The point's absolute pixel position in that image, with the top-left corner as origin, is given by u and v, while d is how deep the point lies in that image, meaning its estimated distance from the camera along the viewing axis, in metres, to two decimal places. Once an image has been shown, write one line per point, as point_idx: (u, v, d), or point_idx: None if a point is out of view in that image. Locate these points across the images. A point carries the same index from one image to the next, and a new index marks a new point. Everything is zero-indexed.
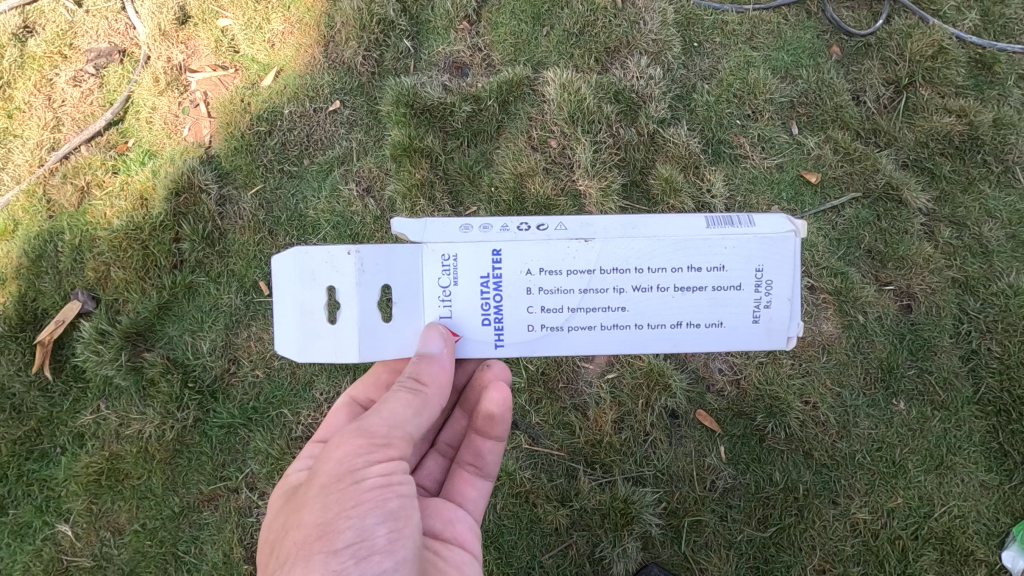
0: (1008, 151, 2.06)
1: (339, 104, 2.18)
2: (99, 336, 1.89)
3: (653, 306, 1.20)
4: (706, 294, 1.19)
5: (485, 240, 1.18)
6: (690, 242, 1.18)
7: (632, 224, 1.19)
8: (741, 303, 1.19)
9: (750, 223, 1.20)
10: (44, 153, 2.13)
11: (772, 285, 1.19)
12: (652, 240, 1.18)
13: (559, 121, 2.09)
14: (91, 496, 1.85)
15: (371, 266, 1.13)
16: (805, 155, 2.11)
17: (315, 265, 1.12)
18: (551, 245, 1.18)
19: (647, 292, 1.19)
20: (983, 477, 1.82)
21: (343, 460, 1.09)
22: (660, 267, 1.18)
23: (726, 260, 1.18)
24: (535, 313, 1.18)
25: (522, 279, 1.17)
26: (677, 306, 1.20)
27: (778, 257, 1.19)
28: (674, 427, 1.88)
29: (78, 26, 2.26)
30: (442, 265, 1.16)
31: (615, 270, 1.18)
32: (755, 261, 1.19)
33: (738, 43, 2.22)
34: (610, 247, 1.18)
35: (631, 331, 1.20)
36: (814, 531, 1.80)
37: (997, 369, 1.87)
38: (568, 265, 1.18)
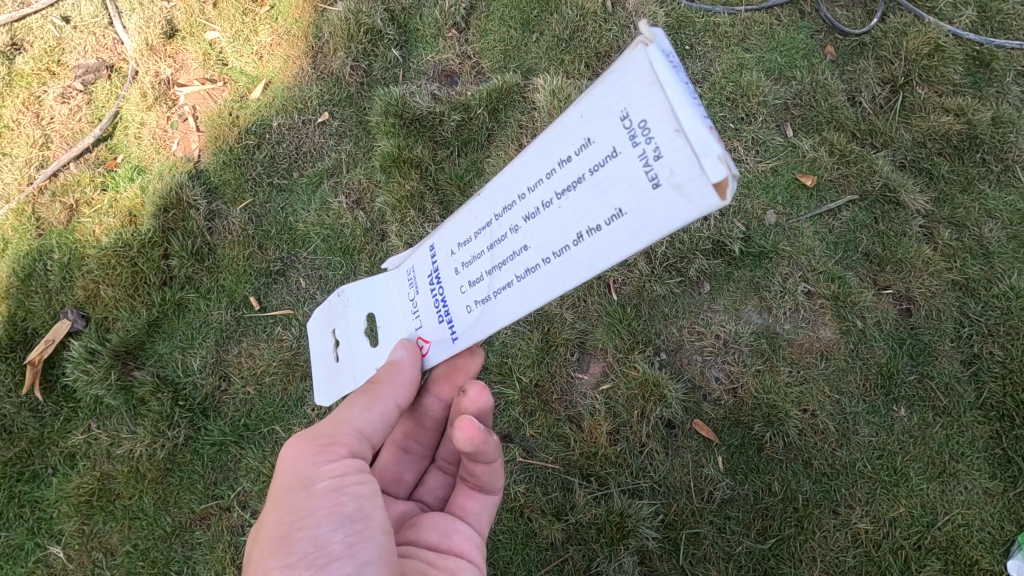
0: (1008, 150, 2.02)
1: (328, 115, 2.17)
2: (89, 354, 1.88)
3: (543, 230, 0.86)
4: (584, 186, 0.79)
5: (427, 241, 1.15)
6: (548, 135, 0.86)
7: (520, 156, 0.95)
8: (626, 171, 0.73)
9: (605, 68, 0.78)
10: (32, 171, 2.12)
11: (654, 126, 0.69)
12: (521, 160, 0.90)
13: (550, 128, 2.07)
14: (83, 517, 1.84)
15: (357, 300, 1.27)
16: (800, 158, 2.08)
17: (325, 319, 1.33)
18: (461, 217, 1.05)
19: (537, 217, 0.87)
20: (987, 484, 1.78)
21: (293, 469, 1.08)
22: (535, 181, 0.87)
23: (586, 129, 0.78)
24: (467, 290, 1.01)
25: (449, 262, 1.06)
26: (567, 218, 0.82)
27: (634, 81, 0.71)
28: (670, 438, 1.86)
29: (67, 42, 2.26)
30: (406, 279, 1.17)
31: (506, 209, 0.93)
32: (612, 106, 0.74)
33: (730, 45, 2.19)
34: (497, 191, 0.96)
35: (539, 272, 0.87)
36: (815, 542, 1.77)
37: (999, 373, 1.84)
38: (474, 227, 1.01)
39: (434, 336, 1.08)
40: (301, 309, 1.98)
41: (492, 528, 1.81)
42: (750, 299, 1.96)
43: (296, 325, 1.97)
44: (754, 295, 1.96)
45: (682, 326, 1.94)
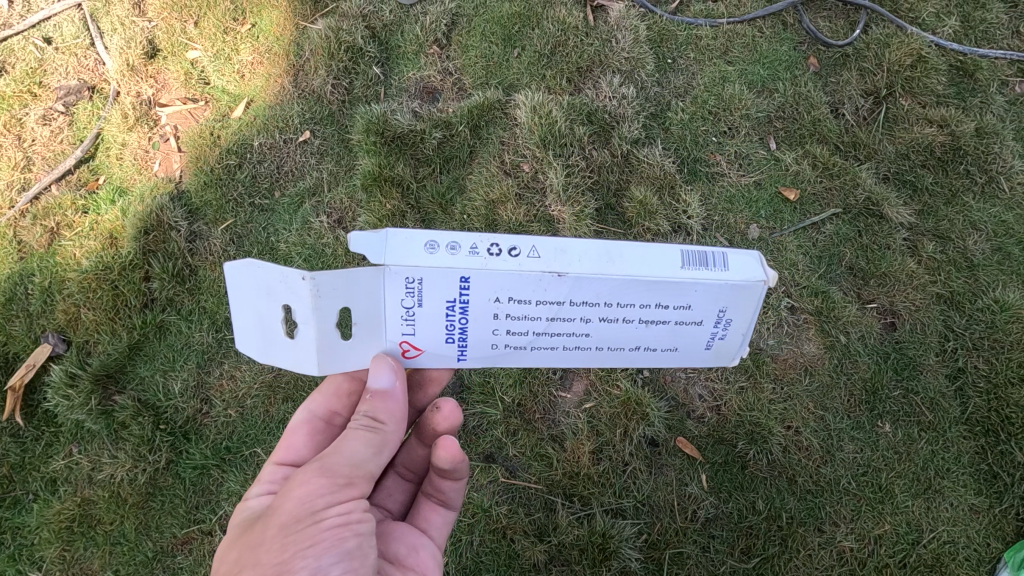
0: (992, 161, 2.00)
1: (309, 134, 2.16)
2: (69, 379, 1.89)
3: (617, 335, 1.18)
4: (671, 328, 1.17)
5: (454, 264, 1.09)
6: (662, 282, 1.12)
7: (607, 256, 1.12)
8: (697, 335, 1.19)
9: (726, 267, 1.14)
10: (13, 195, 2.11)
11: (730, 329, 1.19)
12: (626, 278, 1.11)
13: (531, 145, 2.06)
14: (64, 543, 1.85)
15: (331, 291, 1.10)
16: (782, 171, 2.07)
17: (271, 282, 1.12)
18: (522, 275, 1.10)
19: (612, 323, 1.16)
20: (973, 500, 1.77)
21: (304, 500, 1.05)
22: (629, 302, 1.14)
23: (693, 301, 1.14)
24: (500, 335, 1.15)
25: (489, 306, 1.12)
26: (639, 335, 1.18)
27: (743, 301, 1.16)
28: (654, 456, 1.85)
29: (48, 63, 2.25)
30: (405, 286, 1.10)
31: (585, 302, 1.13)
32: (720, 303, 1.15)
33: (712, 58, 2.18)
34: (583, 281, 1.11)
35: (592, 351, 1.20)
36: (799, 561, 1.76)
37: (985, 388, 1.82)
38: (537, 296, 1.12)
39: (433, 349, 1.16)
40: None
41: (475, 550, 1.81)
42: None
43: None
44: None
45: None
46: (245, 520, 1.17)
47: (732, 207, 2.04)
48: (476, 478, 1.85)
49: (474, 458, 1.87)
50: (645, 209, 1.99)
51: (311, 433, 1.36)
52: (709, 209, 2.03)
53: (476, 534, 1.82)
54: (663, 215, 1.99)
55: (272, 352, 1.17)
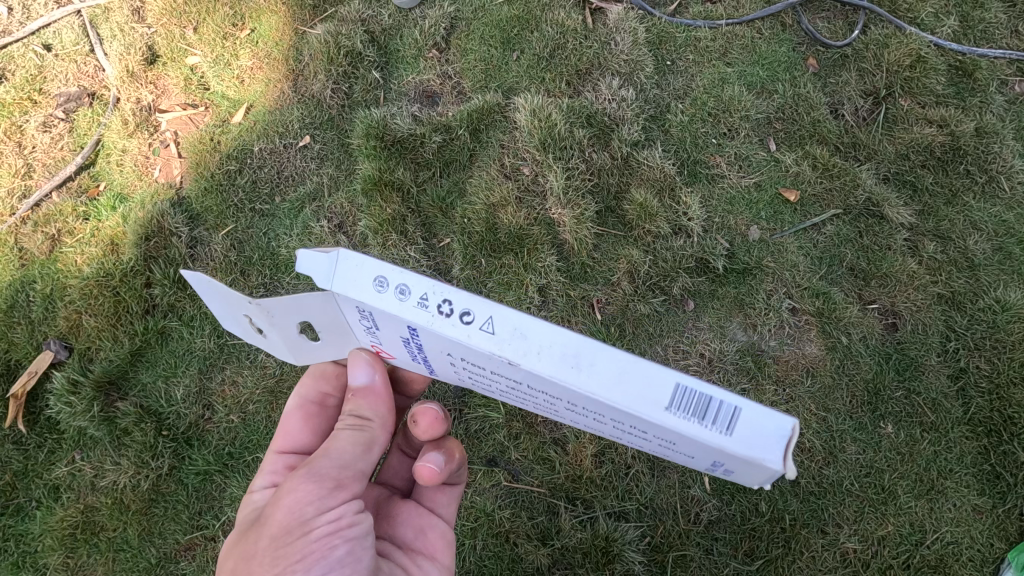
0: (992, 161, 2.00)
1: (309, 139, 2.16)
2: (71, 386, 1.89)
3: (587, 420, 0.94)
4: (652, 440, 0.89)
5: (399, 316, 0.83)
6: (637, 419, 0.79)
7: (575, 361, 0.78)
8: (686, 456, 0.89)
9: (729, 432, 0.76)
10: (14, 202, 2.11)
11: (729, 470, 0.86)
12: (590, 398, 0.79)
13: (531, 148, 2.06)
14: (67, 550, 1.85)
15: (285, 313, 0.98)
16: (783, 172, 2.06)
17: (223, 294, 0.97)
18: (469, 349, 0.82)
19: (579, 411, 0.89)
20: (976, 501, 1.77)
21: (294, 510, 1.04)
22: (595, 410, 0.85)
23: (679, 442, 0.82)
24: (462, 373, 0.98)
25: (441, 353, 0.91)
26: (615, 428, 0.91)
27: (746, 467, 0.80)
28: (657, 459, 1.85)
29: (48, 70, 2.25)
30: (359, 312, 0.90)
31: (541, 390, 0.87)
32: (714, 456, 0.81)
33: (711, 60, 2.18)
34: (534, 379, 0.82)
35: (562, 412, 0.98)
36: (803, 562, 1.76)
37: (986, 388, 1.83)
38: (490, 367, 0.87)
39: (401, 356, 1.06)
40: None
41: (478, 554, 1.81)
42: (735, 315, 1.95)
43: None
44: (738, 312, 1.95)
45: (667, 345, 1.94)
46: (245, 521, 1.18)
47: (732, 208, 2.04)
48: (479, 482, 1.86)
49: (476, 461, 1.87)
50: (645, 211, 1.99)
51: (307, 417, 1.34)
52: (710, 210, 2.03)
53: (479, 538, 1.82)
54: (664, 217, 1.98)
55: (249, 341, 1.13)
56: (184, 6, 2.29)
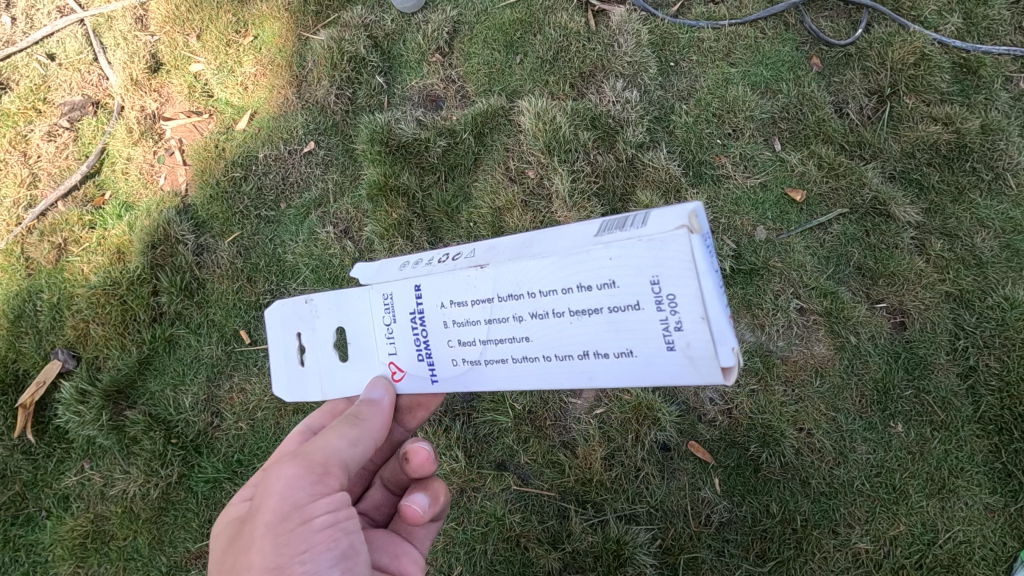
0: (999, 158, 1.99)
1: (314, 145, 2.16)
2: (80, 395, 1.89)
3: (556, 338, 0.95)
4: (611, 320, 0.89)
5: (411, 274, 1.09)
6: (573, 254, 0.90)
7: (527, 243, 0.97)
8: (646, 327, 0.87)
9: (643, 224, 0.86)
10: (21, 212, 2.12)
11: (682, 303, 0.84)
12: (540, 261, 0.93)
13: (535, 151, 2.06)
14: (78, 559, 1.85)
15: (326, 310, 1.22)
16: (788, 172, 2.06)
17: (286, 317, 1.27)
18: (455, 274, 1.03)
19: (544, 319, 0.95)
20: (988, 499, 1.76)
21: (290, 498, 1.03)
22: (550, 289, 0.93)
23: (616, 275, 0.88)
24: (455, 348, 1.05)
25: (437, 313, 1.04)
26: (578, 335, 0.93)
27: (674, 261, 0.83)
28: (666, 461, 1.85)
29: (52, 80, 2.25)
30: (384, 304, 1.12)
31: (510, 295, 0.97)
32: (648, 270, 0.85)
33: (715, 60, 2.17)
34: (502, 271, 0.97)
35: (541, 365, 0.98)
36: (815, 564, 1.75)
37: (997, 386, 1.81)
38: (472, 295, 1.01)
39: (410, 368, 1.11)
40: None
41: (490, 559, 1.81)
42: (742, 316, 1.95)
43: None
44: (745, 312, 1.95)
45: None
46: (230, 519, 1.15)
47: (738, 209, 2.04)
48: (489, 487, 1.85)
49: (486, 466, 1.87)
50: None
51: None
52: (715, 212, 2.03)
53: (489, 543, 1.82)
54: None
55: (288, 386, 1.28)
56: (186, 13, 2.29)
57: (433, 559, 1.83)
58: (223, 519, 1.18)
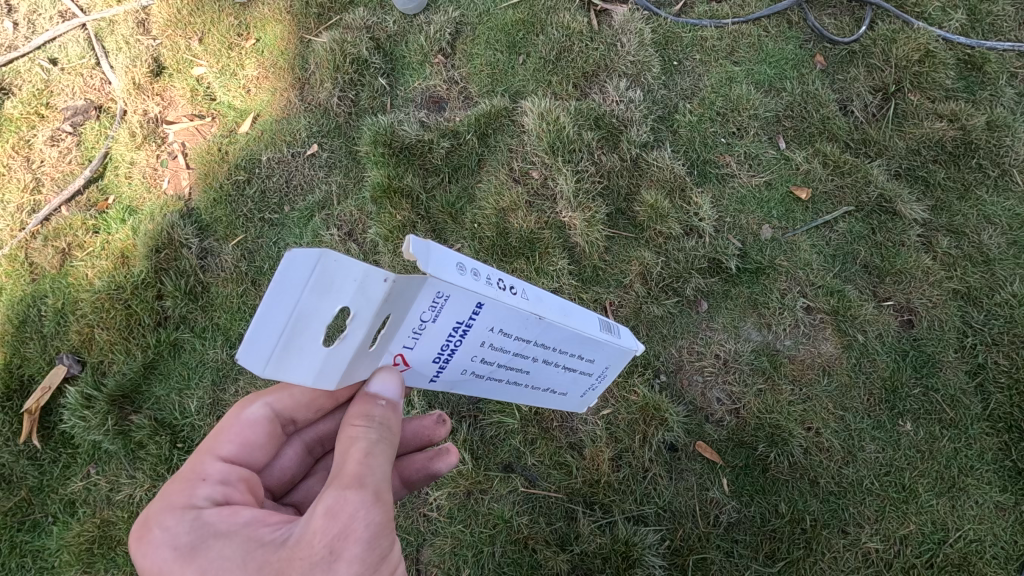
0: (1005, 154, 1.98)
1: (317, 147, 2.16)
2: (85, 401, 1.89)
3: (539, 375, 1.31)
4: (575, 373, 1.39)
5: (477, 290, 1.04)
6: (591, 341, 1.30)
7: (565, 312, 1.24)
8: (583, 383, 1.44)
9: (624, 336, 1.39)
10: (24, 217, 2.11)
11: (603, 379, 1.47)
12: (573, 335, 1.25)
13: (539, 152, 2.05)
14: (84, 565, 1.84)
15: (399, 302, 0.96)
16: (793, 170, 2.05)
17: (334, 277, 0.88)
18: (519, 312, 1.12)
19: (545, 366, 1.29)
20: (998, 497, 1.75)
21: (379, 548, 0.98)
22: (563, 351, 1.28)
23: (597, 358, 1.37)
24: (474, 362, 1.16)
25: (483, 333, 1.11)
26: (550, 379, 1.35)
27: (620, 362, 1.44)
28: (674, 461, 1.84)
29: (55, 84, 2.25)
30: (432, 301, 1.00)
31: (543, 346, 1.23)
32: (611, 362, 1.41)
33: (718, 59, 2.17)
34: (553, 328, 1.19)
35: (516, 388, 1.31)
36: (825, 563, 1.74)
37: (1006, 384, 1.81)
38: (520, 332, 1.16)
39: (419, 365, 1.10)
40: None
41: (498, 562, 1.79)
42: (749, 316, 1.94)
43: None
44: (752, 312, 1.95)
45: (681, 347, 1.94)
46: (250, 540, 0.98)
47: (744, 207, 2.03)
48: (497, 489, 1.84)
49: (493, 468, 1.87)
50: (656, 212, 1.98)
51: (269, 434, 1.27)
52: (721, 211, 2.02)
53: (498, 546, 1.80)
54: (675, 219, 1.97)
55: (284, 365, 0.89)
56: (189, 17, 2.29)
57: (441, 562, 1.82)
58: (227, 537, 0.99)
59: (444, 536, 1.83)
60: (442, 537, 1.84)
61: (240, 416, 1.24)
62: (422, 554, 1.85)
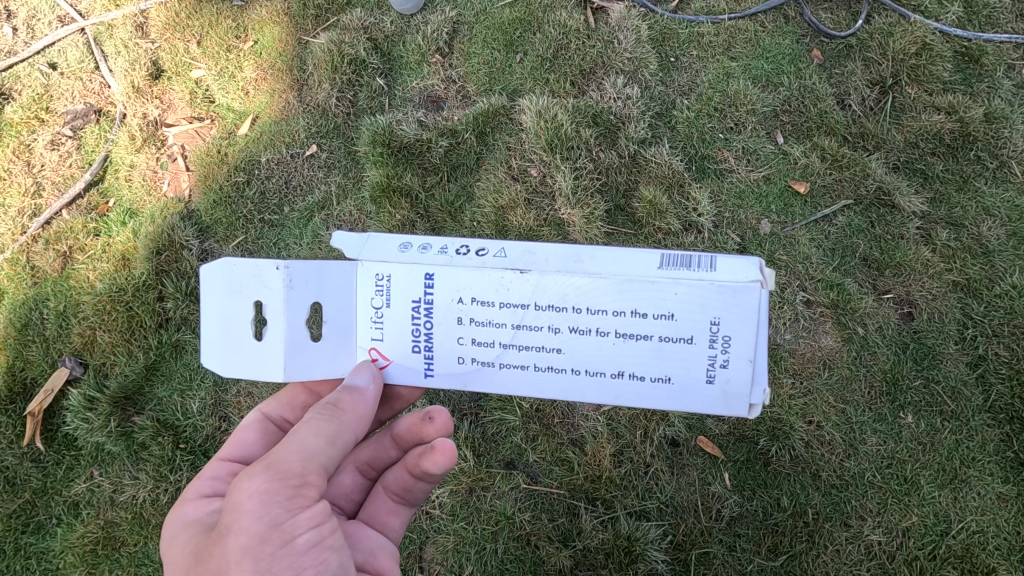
0: (1003, 146, 1.98)
1: (316, 148, 2.16)
2: (88, 403, 1.91)
3: (591, 347, 1.10)
4: (657, 343, 1.08)
5: (420, 261, 1.13)
6: (635, 282, 1.07)
7: (577, 258, 1.10)
8: (691, 358, 1.08)
9: (712, 269, 1.07)
10: (25, 221, 2.12)
11: (725, 347, 1.07)
12: (595, 281, 1.08)
13: (537, 149, 2.06)
14: (89, 566, 1.86)
15: (308, 284, 1.13)
16: (792, 165, 2.05)
17: (242, 278, 1.13)
18: (485, 273, 1.11)
19: (585, 335, 1.10)
20: (1000, 488, 1.75)
21: (270, 517, 0.97)
22: (601, 308, 1.08)
23: (676, 309, 1.07)
24: (466, 345, 1.13)
25: (453, 308, 1.12)
26: (620, 355, 1.10)
27: (737, 312, 1.06)
28: (675, 457, 1.84)
29: (54, 88, 2.26)
30: (375, 285, 1.14)
31: (551, 306, 1.10)
32: (708, 312, 1.06)
33: (715, 55, 2.17)
34: (548, 280, 1.09)
35: (568, 376, 1.11)
36: (827, 556, 1.75)
37: (1007, 375, 1.81)
38: (501, 297, 1.11)
39: (398, 354, 1.14)
40: None
41: (500, 558, 1.80)
42: None
43: None
44: None
45: None
46: (201, 527, 1.09)
47: (743, 203, 2.03)
48: (498, 485, 1.85)
49: (495, 465, 1.87)
50: (655, 209, 1.99)
51: (262, 432, 1.36)
52: (719, 206, 2.02)
53: (500, 542, 1.81)
54: (674, 215, 1.98)
55: (233, 359, 1.15)
56: (187, 20, 2.30)
57: (444, 560, 1.83)
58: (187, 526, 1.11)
59: (447, 533, 1.84)
60: (445, 534, 1.84)
61: (241, 424, 1.38)
62: (425, 551, 1.85)
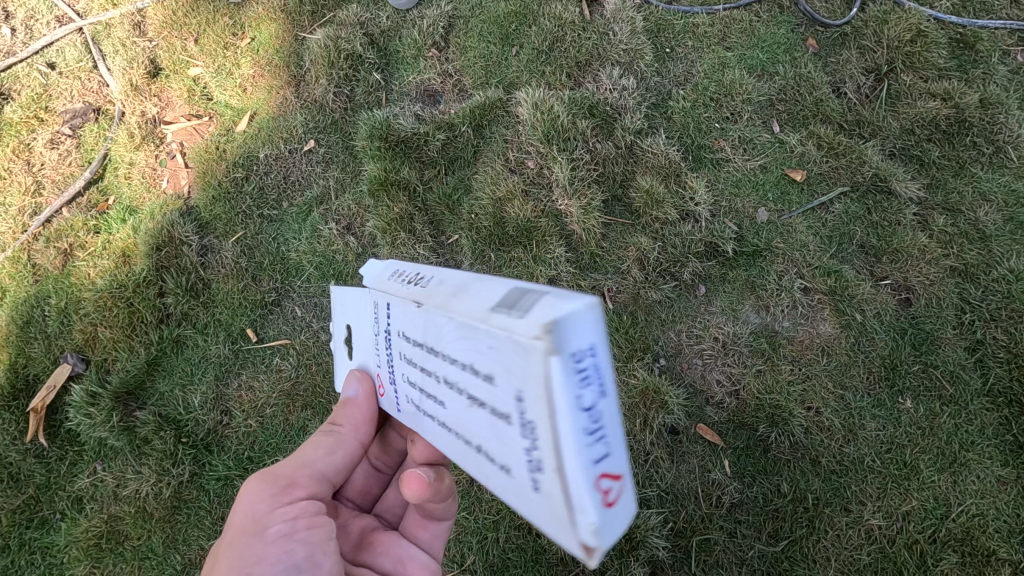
0: (999, 131, 1.99)
1: (314, 143, 2.18)
2: (90, 398, 1.92)
3: (454, 410, 0.77)
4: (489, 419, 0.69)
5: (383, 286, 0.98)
6: (462, 325, 0.70)
7: (445, 285, 0.78)
8: (513, 451, 0.65)
9: (520, 313, 0.60)
10: (25, 219, 2.13)
11: (531, 439, 0.62)
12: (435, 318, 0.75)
13: (535, 141, 2.06)
14: (93, 560, 1.87)
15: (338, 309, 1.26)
16: (788, 153, 2.06)
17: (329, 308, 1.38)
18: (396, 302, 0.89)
19: (446, 390, 0.77)
20: (999, 471, 1.76)
21: (249, 511, 1.09)
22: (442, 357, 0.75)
23: (492, 371, 0.65)
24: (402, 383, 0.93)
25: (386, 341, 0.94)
26: (472, 427, 0.74)
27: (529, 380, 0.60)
28: (675, 445, 1.84)
29: (53, 88, 2.27)
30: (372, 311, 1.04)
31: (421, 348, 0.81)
32: (512, 382, 0.62)
33: (710, 45, 2.17)
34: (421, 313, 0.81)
35: (451, 441, 0.81)
36: (828, 541, 1.75)
37: (1004, 358, 1.82)
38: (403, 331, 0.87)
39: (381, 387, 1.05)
40: (299, 338, 2.01)
41: (502, 547, 1.81)
42: (747, 298, 1.95)
43: (292, 354, 2.00)
44: (750, 294, 1.95)
45: (680, 331, 1.93)
46: None
47: (739, 191, 2.04)
48: None
49: None
50: (652, 198, 1.99)
51: None
52: (716, 195, 2.03)
53: (501, 531, 1.82)
54: (671, 204, 1.98)
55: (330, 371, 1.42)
56: (184, 18, 2.31)
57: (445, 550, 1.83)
58: None
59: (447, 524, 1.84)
60: None
61: None
62: None
